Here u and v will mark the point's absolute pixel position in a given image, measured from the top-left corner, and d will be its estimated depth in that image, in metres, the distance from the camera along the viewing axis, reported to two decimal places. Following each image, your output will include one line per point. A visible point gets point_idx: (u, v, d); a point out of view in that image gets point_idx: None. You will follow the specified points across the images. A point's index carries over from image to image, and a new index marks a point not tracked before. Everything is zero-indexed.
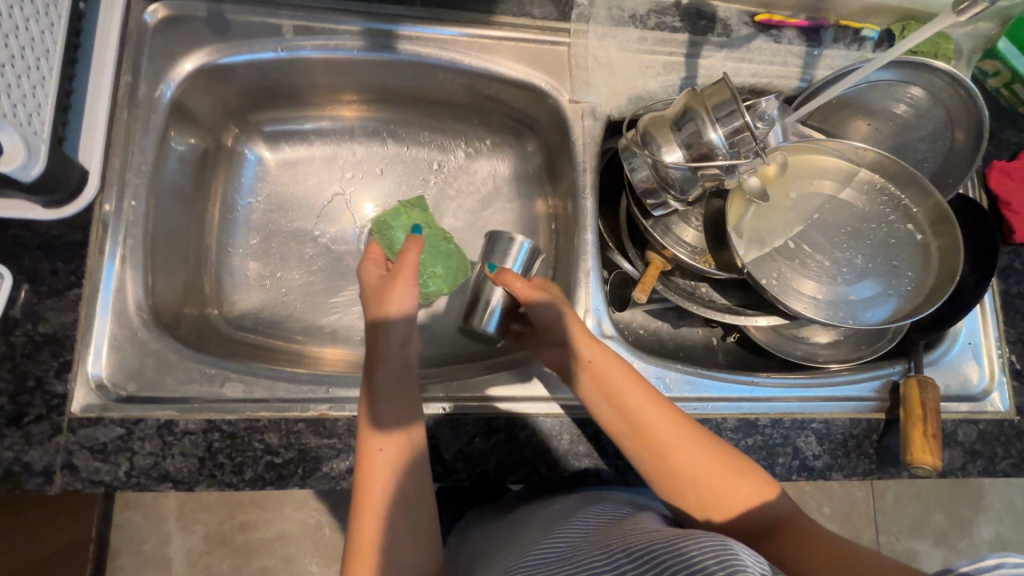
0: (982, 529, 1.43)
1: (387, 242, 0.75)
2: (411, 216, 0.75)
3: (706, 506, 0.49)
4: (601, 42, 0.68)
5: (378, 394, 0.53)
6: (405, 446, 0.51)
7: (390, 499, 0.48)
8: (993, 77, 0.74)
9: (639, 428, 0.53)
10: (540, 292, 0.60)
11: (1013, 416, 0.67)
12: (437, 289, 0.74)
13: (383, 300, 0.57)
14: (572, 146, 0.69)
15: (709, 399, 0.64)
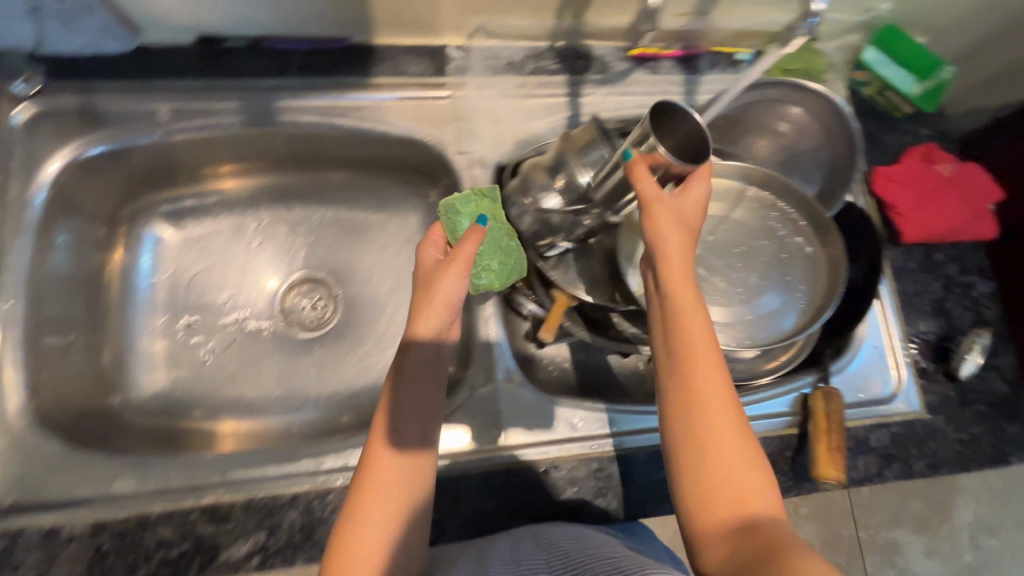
0: None
1: (449, 226, 0.64)
2: (481, 204, 0.65)
3: (709, 498, 0.40)
4: (481, 92, 0.70)
5: (407, 373, 0.51)
6: (422, 440, 0.49)
7: (401, 489, 0.47)
8: (867, 87, 0.77)
9: (697, 367, 0.43)
10: (659, 196, 0.51)
11: (925, 415, 0.68)
12: (488, 284, 0.66)
13: (431, 284, 0.52)
14: (464, 195, 0.70)
15: (620, 435, 0.65)
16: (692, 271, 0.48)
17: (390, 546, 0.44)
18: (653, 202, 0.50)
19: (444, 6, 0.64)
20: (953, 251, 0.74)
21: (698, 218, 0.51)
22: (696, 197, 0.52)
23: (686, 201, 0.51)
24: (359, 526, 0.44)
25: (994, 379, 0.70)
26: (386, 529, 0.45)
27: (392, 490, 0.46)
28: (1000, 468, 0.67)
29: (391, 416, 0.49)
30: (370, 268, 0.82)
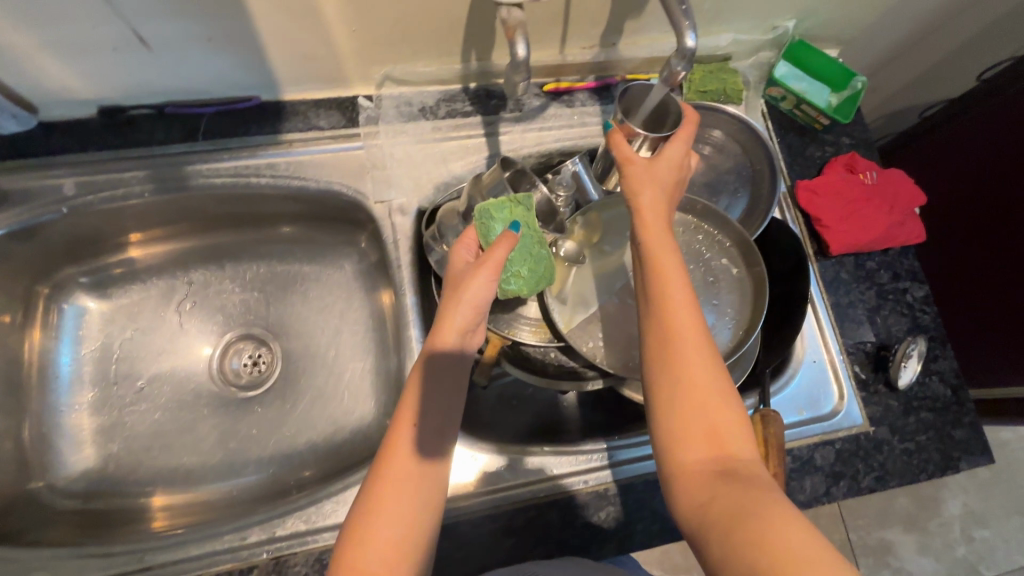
0: (951, 503, 1.56)
1: (481, 230, 0.57)
2: (516, 211, 0.58)
3: (684, 428, 0.49)
4: (395, 139, 0.70)
5: (431, 370, 0.52)
6: (441, 435, 0.50)
7: (419, 483, 0.47)
8: (783, 101, 0.77)
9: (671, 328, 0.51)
10: (636, 173, 0.58)
11: (868, 427, 0.67)
12: (516, 289, 0.62)
13: (459, 287, 0.52)
14: (386, 244, 0.69)
15: (558, 477, 0.64)
16: (671, 246, 0.55)
17: (403, 539, 0.44)
18: (630, 178, 0.58)
19: (345, 60, 0.64)
20: (883, 257, 0.74)
21: (671, 180, 0.59)
22: (672, 161, 0.59)
23: (665, 165, 0.58)
24: (376, 514, 0.45)
25: (936, 384, 0.70)
26: (403, 521, 0.45)
27: (409, 483, 0.47)
28: (949, 475, 0.67)
29: (413, 409, 0.50)
30: (308, 320, 0.81)
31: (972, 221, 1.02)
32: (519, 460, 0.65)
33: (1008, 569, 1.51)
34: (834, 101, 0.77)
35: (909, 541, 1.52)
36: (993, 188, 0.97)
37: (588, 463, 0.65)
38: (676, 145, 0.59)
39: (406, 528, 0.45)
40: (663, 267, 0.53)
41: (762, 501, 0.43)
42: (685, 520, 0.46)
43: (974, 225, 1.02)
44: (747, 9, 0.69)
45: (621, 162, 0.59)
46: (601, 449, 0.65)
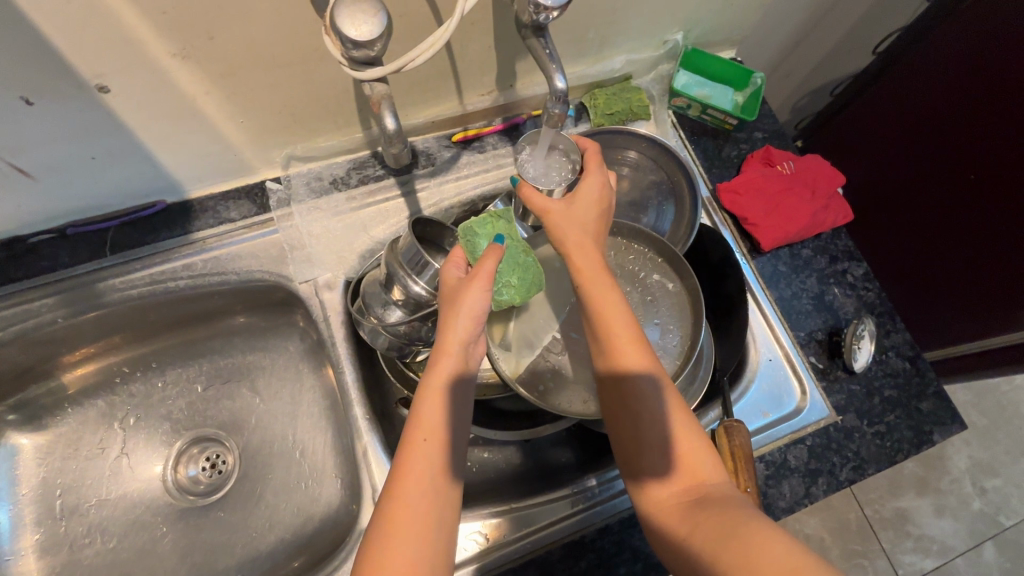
0: (959, 459, 1.55)
1: (468, 250, 0.57)
2: (497, 225, 0.59)
3: (656, 458, 0.50)
4: (311, 217, 0.69)
5: (438, 388, 0.49)
6: (450, 452, 0.47)
7: (430, 500, 0.45)
8: (690, 109, 0.78)
9: (615, 371, 0.52)
10: (558, 216, 0.58)
11: (835, 417, 0.66)
12: (510, 300, 0.59)
13: (454, 299, 0.51)
14: (318, 323, 0.67)
15: (536, 531, 0.62)
16: (604, 279, 0.55)
17: (419, 563, 0.42)
18: (557, 220, 0.57)
19: (243, 150, 0.63)
20: (817, 243, 0.74)
21: (594, 216, 0.59)
22: (590, 200, 0.59)
23: (587, 202, 0.59)
24: (389, 537, 0.42)
25: (893, 359, 0.69)
26: (417, 545, 0.43)
27: (422, 501, 0.44)
28: (925, 450, 0.66)
29: (423, 425, 0.47)
30: (260, 411, 0.78)
31: (904, 182, 1.03)
32: (490, 520, 0.62)
33: None
34: (740, 100, 0.78)
35: (925, 505, 1.49)
36: (916, 149, 0.99)
37: (564, 510, 0.63)
38: (591, 180, 0.60)
39: (421, 552, 0.42)
40: (603, 305, 0.53)
41: (742, 525, 0.42)
42: (667, 556, 0.47)
43: (906, 187, 1.02)
44: (633, 30, 0.70)
45: (540, 214, 0.59)
46: (597, 481, 0.65)
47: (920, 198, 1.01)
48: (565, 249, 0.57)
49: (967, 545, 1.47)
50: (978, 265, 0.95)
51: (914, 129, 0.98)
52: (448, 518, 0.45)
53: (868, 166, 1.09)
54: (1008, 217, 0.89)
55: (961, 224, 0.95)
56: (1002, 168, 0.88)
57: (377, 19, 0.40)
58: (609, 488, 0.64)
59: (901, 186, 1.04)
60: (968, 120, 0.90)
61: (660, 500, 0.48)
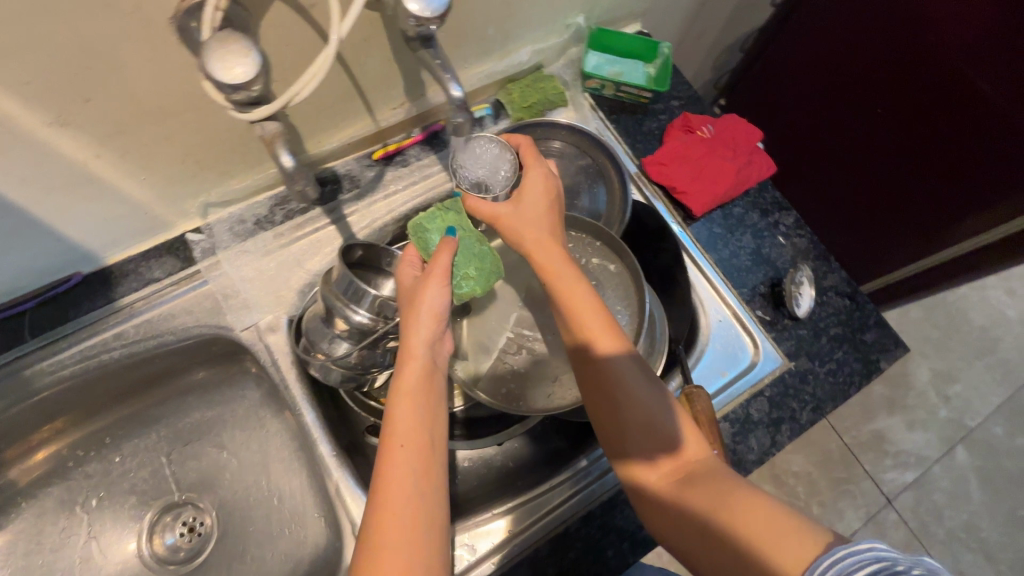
0: (921, 373, 1.64)
1: (420, 246, 0.60)
2: (447, 218, 0.62)
3: (640, 438, 0.49)
4: (240, 261, 0.66)
5: (410, 391, 0.49)
6: (431, 453, 0.46)
7: (418, 499, 0.43)
8: (605, 89, 0.78)
9: (587, 353, 0.52)
10: (508, 215, 0.58)
11: (788, 364, 0.68)
12: (470, 291, 0.60)
13: (414, 300, 0.53)
14: (268, 368, 0.65)
15: (532, 524, 0.62)
16: (567, 269, 0.55)
17: (413, 566, 0.40)
18: (508, 221, 0.57)
19: (153, 206, 0.60)
20: (747, 199, 0.76)
21: (544, 208, 0.58)
22: (538, 193, 0.59)
23: (534, 195, 0.59)
24: (379, 543, 0.40)
25: (833, 298, 0.72)
26: (410, 548, 0.41)
27: (409, 502, 0.43)
28: (875, 378, 0.69)
29: (401, 428, 0.46)
30: (229, 466, 0.76)
31: (830, 128, 1.05)
32: (485, 527, 0.62)
33: (987, 412, 1.60)
34: (651, 72, 0.79)
35: (897, 422, 1.57)
36: (831, 88, 1.02)
37: (555, 499, 0.63)
38: (534, 173, 0.60)
39: (416, 556, 0.40)
40: (569, 295, 0.54)
41: (728, 495, 0.44)
42: (662, 526, 0.47)
43: (833, 132, 1.05)
44: (533, 21, 0.70)
45: (491, 220, 0.58)
46: (586, 463, 0.66)
47: (848, 142, 1.03)
48: (522, 245, 0.57)
49: (941, 452, 1.55)
50: (903, 191, 0.99)
51: (829, 74, 1.01)
52: (438, 515, 0.43)
53: (794, 116, 1.11)
54: (928, 145, 0.92)
55: (881, 154, 0.99)
56: (913, 100, 0.90)
57: (249, 51, 0.39)
58: (597, 467, 0.65)
59: (827, 133, 1.06)
60: (869, 54, 0.93)
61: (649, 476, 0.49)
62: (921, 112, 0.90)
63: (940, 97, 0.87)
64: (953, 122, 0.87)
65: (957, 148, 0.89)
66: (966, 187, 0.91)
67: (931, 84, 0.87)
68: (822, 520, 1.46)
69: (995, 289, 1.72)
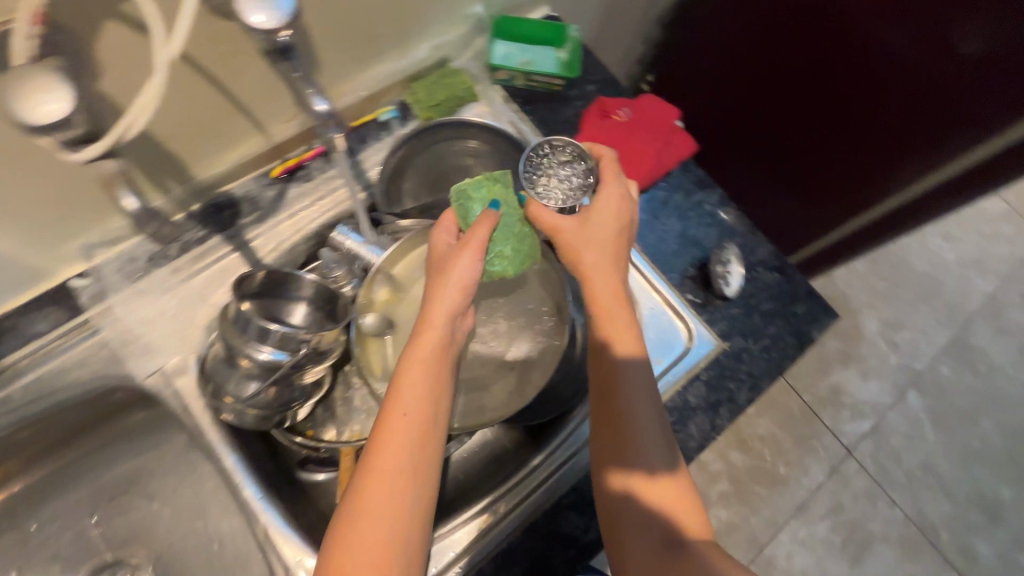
0: (871, 324, 1.68)
1: (460, 212, 0.57)
2: (493, 189, 0.58)
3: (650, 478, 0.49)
4: (136, 302, 0.61)
5: (427, 361, 0.47)
6: (431, 435, 0.46)
7: (411, 472, 0.43)
8: (515, 80, 0.75)
9: (607, 372, 0.54)
10: (571, 228, 0.57)
11: (722, 345, 0.68)
12: (500, 271, 0.59)
13: (446, 267, 0.51)
14: (180, 414, 0.61)
15: (496, 525, 0.61)
16: (616, 301, 0.55)
17: (391, 536, 0.41)
18: (569, 238, 0.57)
19: (19, 256, 0.54)
20: (671, 181, 0.75)
21: (610, 232, 0.58)
22: (607, 213, 0.58)
23: (606, 214, 0.58)
24: (361, 515, 0.41)
25: (763, 273, 0.72)
26: (391, 518, 0.42)
27: (401, 474, 0.43)
28: (809, 349, 0.69)
29: (410, 400, 0.45)
30: (163, 519, 0.70)
31: (763, 102, 1.03)
32: (446, 538, 0.59)
33: (935, 354, 1.66)
34: (562, 57, 0.76)
35: (852, 374, 1.62)
36: (757, 49, 0.99)
37: (514, 499, 0.62)
38: (607, 193, 0.59)
39: (395, 524, 0.42)
40: (606, 319, 0.55)
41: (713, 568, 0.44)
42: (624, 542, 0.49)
43: (767, 105, 1.03)
44: (427, 14, 0.65)
45: (551, 231, 0.58)
46: (543, 456, 0.65)
47: (780, 103, 1.01)
48: (580, 260, 0.57)
49: (894, 397, 1.61)
50: (834, 150, 0.99)
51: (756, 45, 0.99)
52: (424, 495, 0.44)
53: (728, 91, 1.09)
54: (857, 107, 0.92)
55: (811, 113, 0.97)
56: (837, 62, 0.90)
57: (64, 79, 0.34)
58: (554, 459, 0.65)
59: (761, 106, 1.04)
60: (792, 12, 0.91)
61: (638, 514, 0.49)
62: (850, 69, 0.89)
63: (860, 57, 0.87)
64: (878, 76, 0.87)
65: (884, 107, 0.89)
66: (896, 145, 0.91)
67: (853, 38, 0.86)
68: (789, 478, 1.49)
69: (934, 235, 1.77)
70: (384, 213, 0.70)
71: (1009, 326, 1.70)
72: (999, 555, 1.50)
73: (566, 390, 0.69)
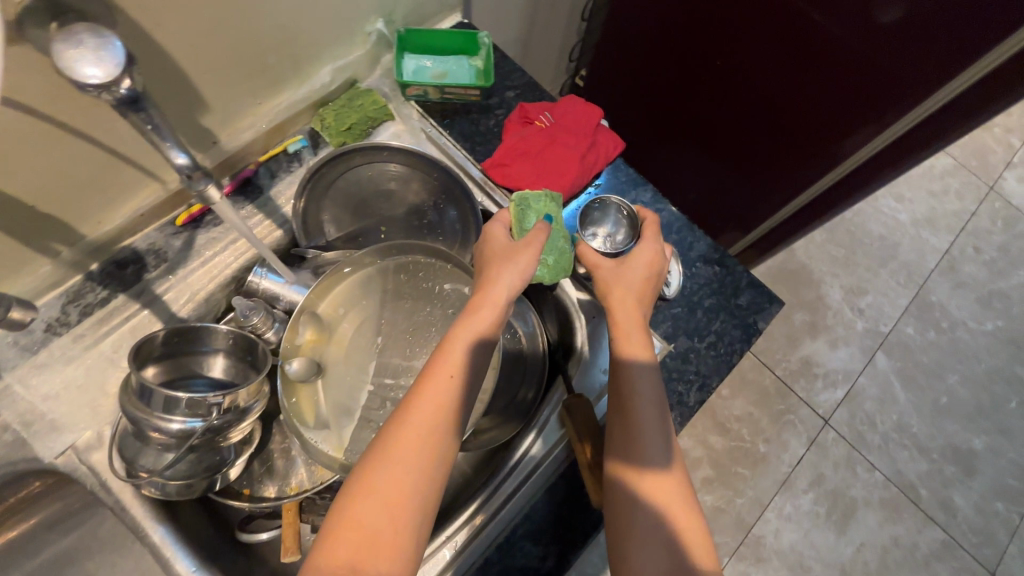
0: (835, 292, 1.70)
1: (517, 214, 0.59)
2: (549, 205, 0.61)
3: (660, 493, 0.46)
4: (36, 379, 0.57)
5: (481, 334, 0.48)
6: (466, 408, 0.46)
7: (442, 433, 0.43)
8: (429, 94, 0.71)
9: (621, 383, 0.51)
10: (609, 266, 0.58)
11: (668, 347, 0.66)
12: (537, 278, 0.61)
13: (506, 256, 0.53)
14: (99, 491, 0.57)
15: (466, 547, 0.58)
16: (643, 328, 0.54)
17: (411, 487, 0.41)
18: (605, 274, 0.58)
19: None
20: (600, 183, 0.73)
21: (644, 278, 0.57)
22: (643, 261, 0.58)
23: (643, 266, 0.58)
24: (384, 463, 0.41)
25: (703, 268, 0.70)
26: (415, 471, 0.41)
27: (434, 431, 0.43)
28: (756, 341, 0.67)
29: (461, 365, 0.46)
30: None
31: (710, 75, 1.02)
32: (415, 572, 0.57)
33: (898, 316, 1.68)
34: (478, 65, 0.73)
35: (821, 344, 1.63)
36: (696, 25, 0.98)
37: (482, 521, 0.59)
38: (647, 244, 0.59)
39: (416, 475, 0.41)
40: (627, 333, 0.53)
41: None
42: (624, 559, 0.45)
43: (714, 77, 1.02)
44: (322, 38, 0.62)
45: (590, 269, 0.60)
46: (507, 472, 0.61)
47: (729, 77, 0.99)
48: (611, 290, 0.56)
49: (864, 363, 1.63)
50: (779, 123, 0.98)
51: (691, 21, 0.98)
52: (448, 461, 0.44)
53: (675, 67, 1.08)
54: (792, 77, 0.90)
55: (756, 86, 0.96)
56: (766, 32, 0.89)
57: None
58: (518, 475, 0.61)
59: (709, 79, 1.03)
60: None
61: (642, 534, 0.45)
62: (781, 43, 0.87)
63: (784, 27, 0.85)
64: (809, 46, 0.85)
65: (816, 75, 0.87)
66: (834, 111, 0.89)
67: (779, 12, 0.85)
68: (770, 455, 1.50)
69: (886, 198, 1.79)
70: (306, 247, 0.66)
71: (965, 280, 1.73)
72: (977, 506, 1.53)
73: (518, 408, 0.67)
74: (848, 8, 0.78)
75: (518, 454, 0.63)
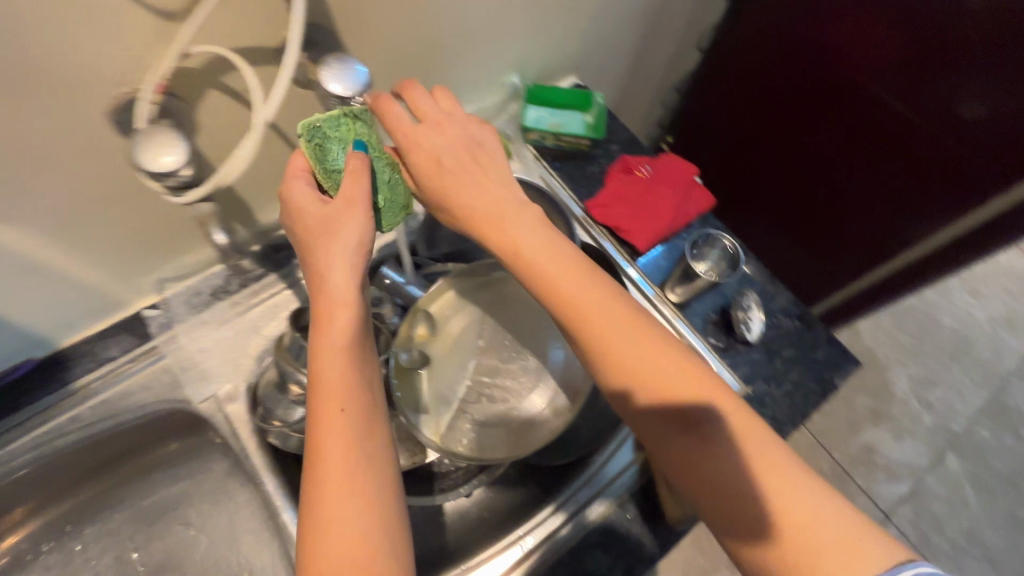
0: (901, 381, 1.65)
1: (317, 157, 0.46)
2: (349, 122, 0.47)
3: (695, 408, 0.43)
4: (196, 334, 0.67)
5: (340, 341, 0.43)
6: (371, 416, 0.42)
7: (361, 467, 0.39)
8: (545, 140, 0.82)
9: (583, 331, 0.46)
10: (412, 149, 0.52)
11: (746, 388, 0.69)
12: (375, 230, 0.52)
13: (327, 231, 0.45)
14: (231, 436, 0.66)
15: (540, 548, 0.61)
16: (539, 248, 0.49)
17: (364, 535, 0.37)
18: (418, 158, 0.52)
19: (104, 287, 0.61)
20: (690, 232, 0.80)
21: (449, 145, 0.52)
22: (441, 129, 0.52)
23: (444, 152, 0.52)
24: (327, 516, 0.38)
25: (783, 320, 0.75)
26: (360, 516, 0.38)
27: (351, 469, 0.39)
28: (831, 396, 0.70)
29: (336, 384, 0.41)
30: (199, 545, 0.71)
31: (784, 152, 1.10)
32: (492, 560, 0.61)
33: (970, 415, 1.61)
34: (589, 119, 0.83)
35: (884, 433, 1.57)
36: (774, 109, 1.06)
37: (555, 526, 0.62)
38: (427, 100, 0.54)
39: (361, 519, 0.38)
40: (542, 276, 0.48)
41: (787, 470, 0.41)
42: (714, 517, 0.42)
43: (789, 154, 1.09)
44: (468, 84, 0.75)
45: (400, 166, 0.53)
46: (584, 483, 0.65)
47: (802, 156, 1.07)
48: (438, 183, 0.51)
49: (931, 460, 1.55)
50: (856, 200, 1.04)
51: (770, 105, 1.07)
52: (392, 485, 0.41)
53: (747, 146, 1.16)
54: (870, 160, 0.97)
55: (834, 165, 1.03)
56: (845, 120, 0.97)
57: (180, 138, 0.42)
58: (594, 486, 0.65)
59: (783, 156, 1.10)
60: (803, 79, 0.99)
61: (701, 465, 0.42)
62: (862, 128, 0.95)
63: (867, 116, 0.93)
64: (890, 134, 0.92)
65: (894, 160, 0.94)
66: (911, 195, 0.96)
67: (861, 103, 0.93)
68: None
69: None
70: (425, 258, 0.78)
71: None
72: None
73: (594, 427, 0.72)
74: (929, 104, 0.86)
75: (595, 466, 0.66)
